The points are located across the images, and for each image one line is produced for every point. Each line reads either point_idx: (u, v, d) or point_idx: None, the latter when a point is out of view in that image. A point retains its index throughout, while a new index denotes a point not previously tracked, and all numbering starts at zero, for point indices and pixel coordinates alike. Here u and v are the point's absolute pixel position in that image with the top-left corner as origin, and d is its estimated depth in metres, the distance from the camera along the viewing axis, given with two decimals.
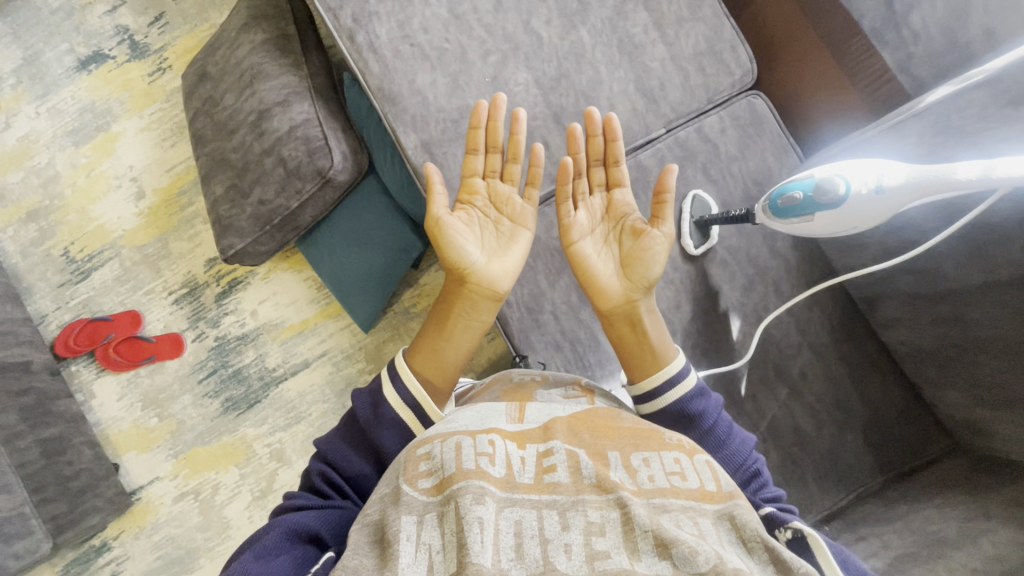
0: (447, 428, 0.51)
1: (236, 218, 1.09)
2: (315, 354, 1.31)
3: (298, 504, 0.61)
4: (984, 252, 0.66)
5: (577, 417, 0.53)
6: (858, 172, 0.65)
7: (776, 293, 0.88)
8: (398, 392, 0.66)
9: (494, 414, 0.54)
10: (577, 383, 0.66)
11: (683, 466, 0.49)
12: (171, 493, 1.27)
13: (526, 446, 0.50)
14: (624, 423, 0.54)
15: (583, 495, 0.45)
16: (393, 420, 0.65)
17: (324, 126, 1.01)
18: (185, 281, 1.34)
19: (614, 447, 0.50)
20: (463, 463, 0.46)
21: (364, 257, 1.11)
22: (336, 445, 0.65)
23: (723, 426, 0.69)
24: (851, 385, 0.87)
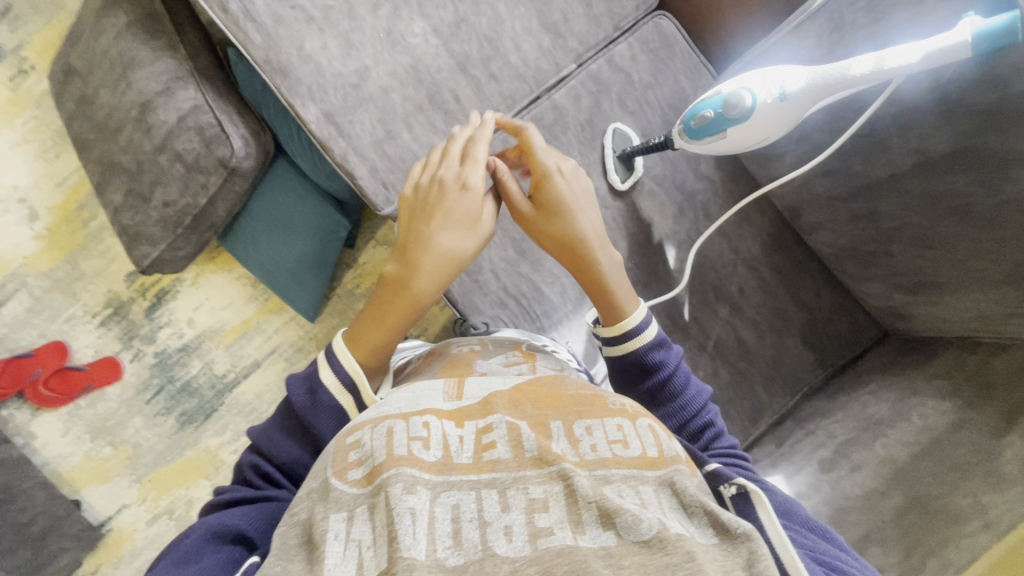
0: (379, 413, 0.49)
1: (143, 225, 1.00)
2: (264, 352, 1.27)
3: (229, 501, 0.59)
4: (877, 146, 0.69)
5: (518, 390, 0.51)
6: (761, 82, 0.66)
7: (706, 216, 0.90)
8: (336, 375, 0.64)
9: (430, 394, 0.53)
10: (517, 347, 0.68)
11: (626, 432, 0.47)
12: (144, 517, 1.23)
13: (464, 424, 0.48)
14: (566, 391, 0.52)
15: (524, 470, 0.43)
16: (330, 405, 0.64)
17: (216, 111, 0.92)
18: (107, 300, 1.25)
19: (556, 418, 0.48)
20: (395, 450, 0.43)
21: (290, 245, 1.05)
22: (269, 435, 0.64)
23: (681, 378, 0.71)
24: (786, 292, 0.90)
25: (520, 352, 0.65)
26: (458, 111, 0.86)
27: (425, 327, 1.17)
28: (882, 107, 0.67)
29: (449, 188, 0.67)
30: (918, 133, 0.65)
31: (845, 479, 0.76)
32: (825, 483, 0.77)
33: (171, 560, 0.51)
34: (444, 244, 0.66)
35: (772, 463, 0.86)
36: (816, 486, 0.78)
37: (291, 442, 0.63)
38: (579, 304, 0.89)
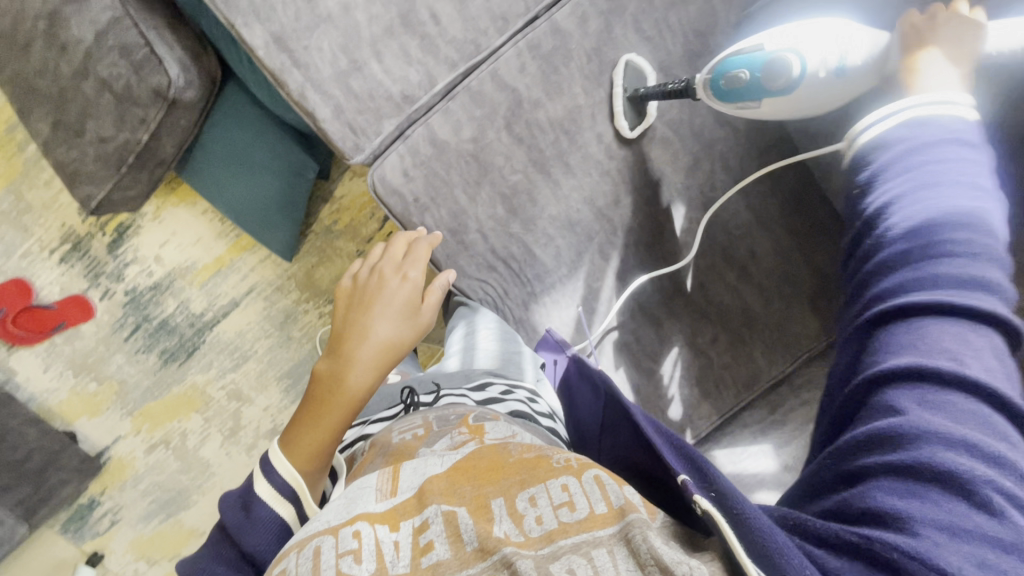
0: (307, 530, 0.40)
1: (80, 162, 0.88)
2: (242, 291, 1.21)
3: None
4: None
5: (455, 468, 0.43)
6: (813, 48, 0.62)
7: (724, 166, 0.82)
8: (269, 491, 0.53)
9: (363, 494, 0.43)
10: (463, 421, 0.52)
11: (572, 491, 0.39)
12: (140, 447, 1.24)
13: (399, 526, 0.39)
14: (508, 456, 0.44)
15: (462, 568, 0.35)
16: (269, 519, 0.52)
17: (143, 28, 0.75)
18: (63, 235, 1.17)
19: (497, 495, 0.40)
20: (321, 573, 0.35)
21: (254, 184, 0.93)
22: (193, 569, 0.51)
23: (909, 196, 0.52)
24: (800, 255, 0.83)
25: (465, 428, 0.50)
26: (437, 34, 0.71)
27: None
28: None
29: (388, 278, 0.67)
30: None
31: None
32: None
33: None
34: (384, 332, 0.63)
35: (761, 430, 0.84)
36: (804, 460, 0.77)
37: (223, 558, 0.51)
38: (575, 268, 0.81)
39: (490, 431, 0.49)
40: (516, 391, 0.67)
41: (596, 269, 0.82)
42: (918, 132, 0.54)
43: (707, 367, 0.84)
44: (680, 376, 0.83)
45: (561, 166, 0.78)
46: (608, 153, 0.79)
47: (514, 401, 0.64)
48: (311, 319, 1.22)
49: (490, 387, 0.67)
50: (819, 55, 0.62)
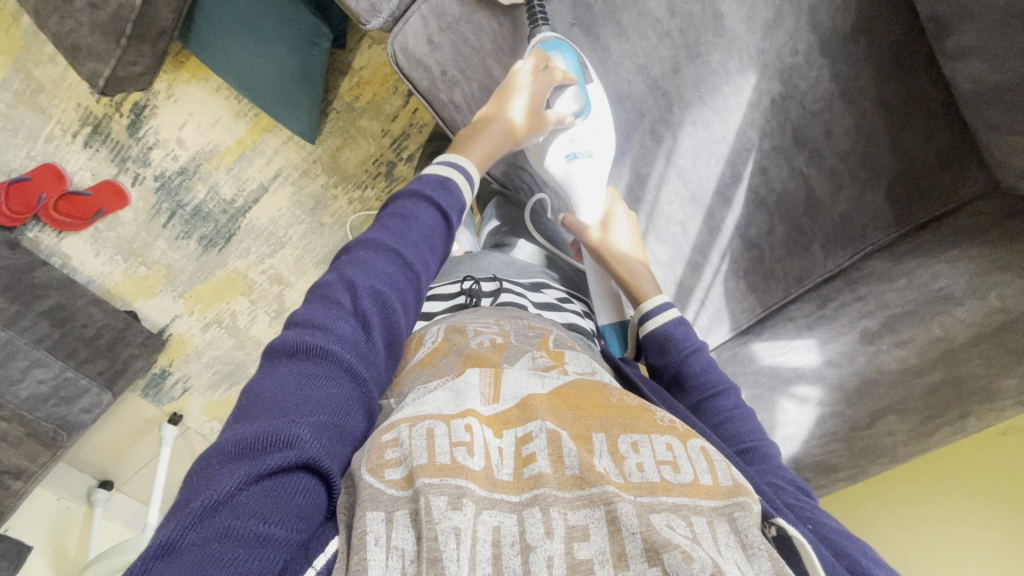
0: (417, 408, 0.40)
1: (78, 34, 0.80)
2: (269, 176, 1.18)
3: (304, 358, 0.41)
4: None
5: (557, 393, 0.42)
6: (589, 130, 0.66)
7: (810, 23, 0.68)
8: (462, 195, 0.55)
9: (464, 390, 0.42)
10: (542, 345, 0.50)
11: (677, 453, 0.38)
12: (197, 326, 1.33)
13: (503, 434, 0.39)
14: (611, 396, 0.43)
15: (560, 490, 0.35)
16: (427, 237, 0.50)
17: None
18: (81, 117, 1.13)
19: (599, 430, 0.39)
20: (437, 456, 0.35)
21: (266, 57, 0.85)
22: (399, 238, 0.49)
23: (701, 359, 0.60)
24: (883, 136, 0.69)
25: (546, 353, 0.48)
26: None
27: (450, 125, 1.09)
28: None
29: (551, 66, 0.62)
30: None
31: (886, 353, 0.72)
32: (862, 355, 0.73)
33: (221, 473, 0.34)
34: (521, 116, 0.61)
35: (807, 324, 0.79)
36: (851, 357, 0.73)
37: (430, 250, 0.51)
38: (623, 151, 0.79)
39: (572, 360, 0.48)
40: (570, 303, 0.69)
41: (646, 153, 0.78)
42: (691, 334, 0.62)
43: (757, 260, 0.79)
44: (726, 270, 0.80)
45: (610, 28, 0.73)
46: (670, 8, 0.71)
47: (572, 314, 0.66)
48: (340, 206, 1.19)
49: (547, 292, 0.68)
50: (576, 136, 0.66)
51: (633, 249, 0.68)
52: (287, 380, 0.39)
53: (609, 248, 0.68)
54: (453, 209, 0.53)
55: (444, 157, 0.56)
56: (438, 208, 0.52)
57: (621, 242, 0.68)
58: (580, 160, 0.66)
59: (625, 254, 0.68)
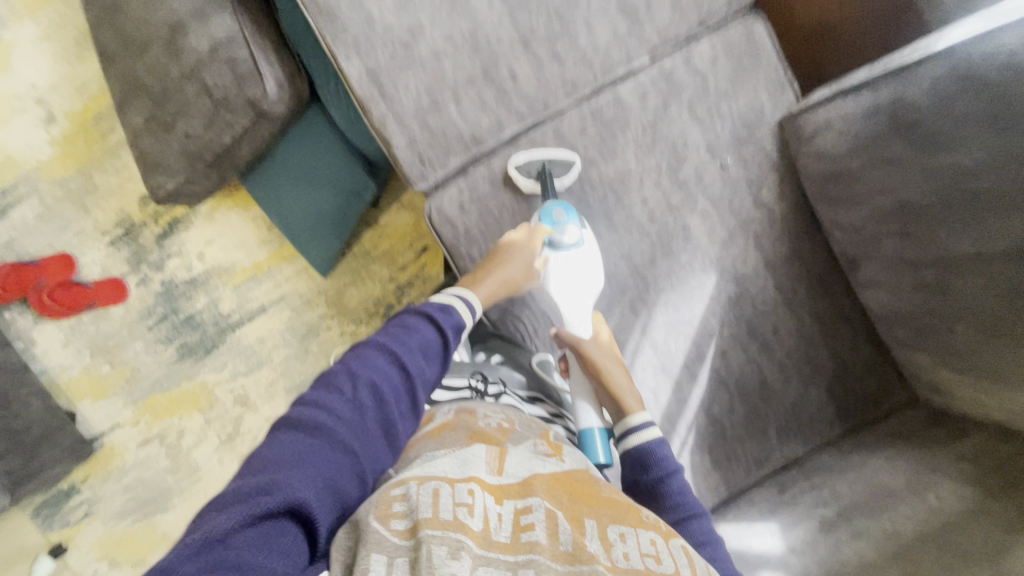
0: (426, 468, 0.47)
1: (162, 154, 0.95)
2: (272, 299, 1.23)
3: (303, 430, 0.47)
4: (951, 199, 0.60)
5: (557, 478, 0.49)
6: (578, 264, 0.76)
7: (756, 245, 0.83)
8: (461, 318, 0.60)
9: (472, 460, 0.49)
10: (543, 435, 0.58)
11: (659, 548, 0.46)
12: (135, 439, 1.26)
13: (503, 502, 0.46)
14: (601, 489, 0.50)
15: (552, 561, 0.41)
16: (423, 345, 0.56)
17: (253, 46, 0.83)
18: (118, 221, 1.20)
19: (590, 516, 0.46)
20: (440, 512, 0.42)
21: (313, 198, 1.00)
22: (399, 344, 0.54)
23: (677, 479, 0.63)
24: (821, 342, 0.85)
25: (547, 443, 0.56)
26: (512, 91, 0.78)
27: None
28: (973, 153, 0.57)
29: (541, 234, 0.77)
30: (1015, 217, 0.55)
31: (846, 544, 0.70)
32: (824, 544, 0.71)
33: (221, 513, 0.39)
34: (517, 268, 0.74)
35: (768, 508, 0.81)
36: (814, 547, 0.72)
37: (427, 359, 0.56)
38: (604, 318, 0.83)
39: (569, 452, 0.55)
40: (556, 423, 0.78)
41: (625, 323, 0.83)
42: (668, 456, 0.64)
43: (720, 436, 0.85)
44: (692, 443, 0.84)
45: (604, 222, 0.81)
46: (651, 215, 0.81)
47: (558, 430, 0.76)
48: (331, 336, 1.24)
49: (539, 406, 0.77)
50: (567, 266, 0.76)
51: (619, 363, 0.74)
52: (285, 446, 0.45)
53: (597, 362, 0.73)
54: (451, 329, 0.58)
55: (453, 289, 0.64)
56: (438, 327, 0.58)
57: (610, 356, 0.74)
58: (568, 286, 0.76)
59: (614, 366, 0.73)
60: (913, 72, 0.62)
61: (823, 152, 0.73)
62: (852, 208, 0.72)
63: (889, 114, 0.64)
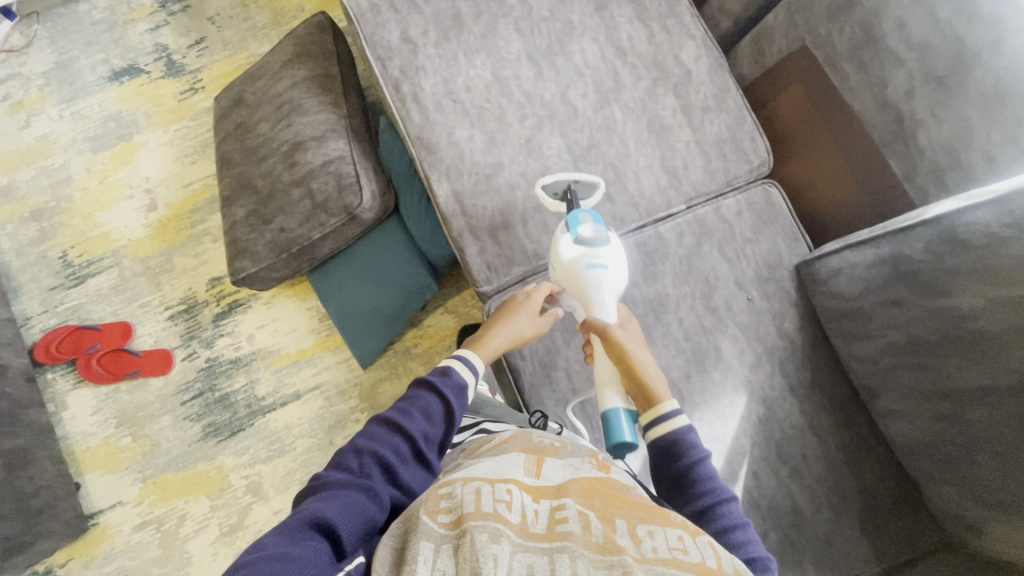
0: (471, 472, 0.56)
1: (254, 242, 1.07)
2: (308, 386, 1.27)
3: (327, 484, 0.60)
4: (957, 339, 0.69)
5: (588, 484, 0.55)
6: (607, 252, 0.80)
7: (781, 372, 0.91)
8: (459, 378, 0.75)
9: (513, 466, 0.58)
10: (593, 456, 0.66)
11: (687, 542, 0.49)
12: (132, 521, 1.20)
13: (539, 501, 0.52)
14: (632, 497, 0.55)
15: (585, 549, 0.46)
16: (423, 408, 0.70)
17: (358, 165, 1.01)
18: (184, 297, 1.29)
19: (621, 517, 0.51)
20: (482, 506, 0.49)
21: (376, 294, 1.11)
22: (402, 412, 0.70)
23: (706, 468, 0.72)
24: (848, 471, 0.88)
25: (596, 461, 0.63)
26: None
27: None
28: (972, 297, 0.67)
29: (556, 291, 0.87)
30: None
31: None
32: None
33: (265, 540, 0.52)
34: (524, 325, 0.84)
35: None
36: None
37: (427, 420, 0.70)
38: None
39: (614, 469, 0.64)
40: None
41: None
42: (697, 447, 0.73)
43: None
44: None
45: (645, 336, 0.90)
46: (686, 334, 0.91)
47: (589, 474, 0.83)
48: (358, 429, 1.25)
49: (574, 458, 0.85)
50: (597, 256, 0.79)
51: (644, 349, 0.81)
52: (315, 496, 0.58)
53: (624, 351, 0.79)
54: (449, 390, 0.73)
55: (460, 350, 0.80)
56: (437, 393, 0.73)
57: (636, 343, 0.81)
58: (600, 271, 0.79)
59: (640, 352, 0.80)
60: (910, 234, 0.75)
61: (836, 292, 0.85)
62: (865, 342, 0.81)
63: (891, 265, 0.77)
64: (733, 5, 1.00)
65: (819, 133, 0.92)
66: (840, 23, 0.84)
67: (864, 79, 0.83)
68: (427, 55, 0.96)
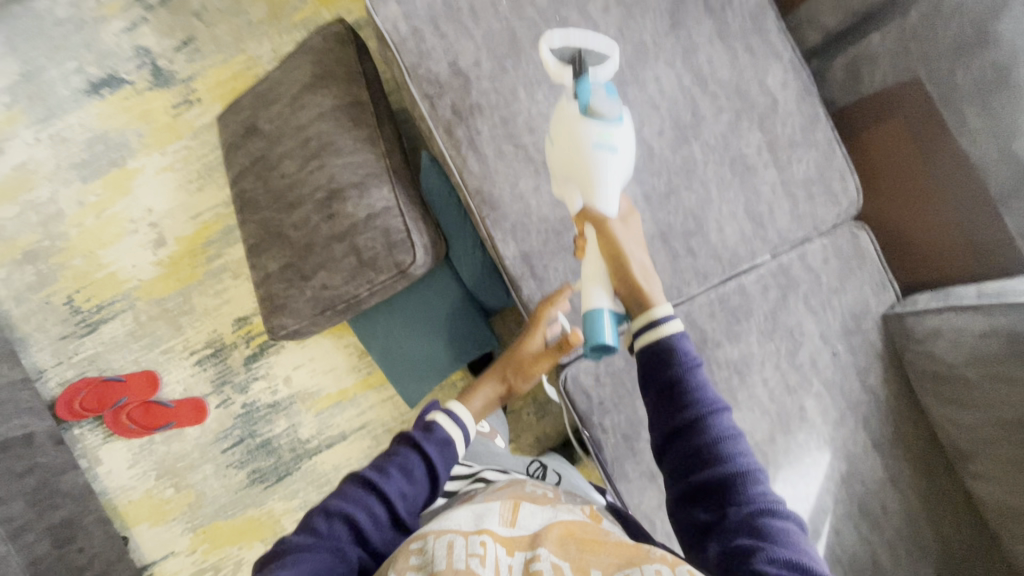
0: (444, 524, 0.57)
1: (293, 299, 0.97)
2: (353, 426, 1.23)
3: (295, 548, 0.58)
4: None
5: (565, 529, 0.58)
6: (618, 131, 0.72)
7: (865, 427, 0.89)
8: (446, 433, 0.70)
9: (488, 514, 0.60)
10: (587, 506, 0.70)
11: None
12: (187, 570, 1.19)
13: (513, 554, 0.54)
14: (609, 541, 0.57)
15: None
16: (403, 467, 0.65)
17: (407, 217, 0.92)
18: (209, 340, 1.21)
19: (597, 566, 0.53)
20: (454, 562, 0.50)
21: (431, 344, 1.03)
22: (383, 467, 0.66)
23: (700, 374, 0.65)
24: (925, 521, 0.88)
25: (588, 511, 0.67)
26: None
27: (545, 409, 1.26)
28: None
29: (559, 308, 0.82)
30: None
31: None
32: None
33: None
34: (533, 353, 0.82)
35: None
36: None
37: (409, 481, 0.65)
38: None
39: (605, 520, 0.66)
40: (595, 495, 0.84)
41: None
42: (689, 357, 0.66)
43: None
44: None
45: (729, 400, 0.86)
46: (770, 395, 0.87)
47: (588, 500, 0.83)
48: None
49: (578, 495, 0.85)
50: (608, 133, 0.71)
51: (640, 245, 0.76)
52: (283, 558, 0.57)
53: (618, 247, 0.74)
54: (432, 448, 0.68)
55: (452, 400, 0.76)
56: (421, 451, 0.68)
57: (630, 238, 0.76)
58: (605, 151, 0.71)
59: (637, 253, 0.75)
60: None
61: (936, 354, 0.82)
62: (966, 410, 0.80)
63: (1008, 339, 0.73)
64: (827, 17, 0.89)
65: (920, 176, 0.83)
66: (966, 60, 0.74)
67: (987, 126, 0.74)
68: (482, 91, 0.83)
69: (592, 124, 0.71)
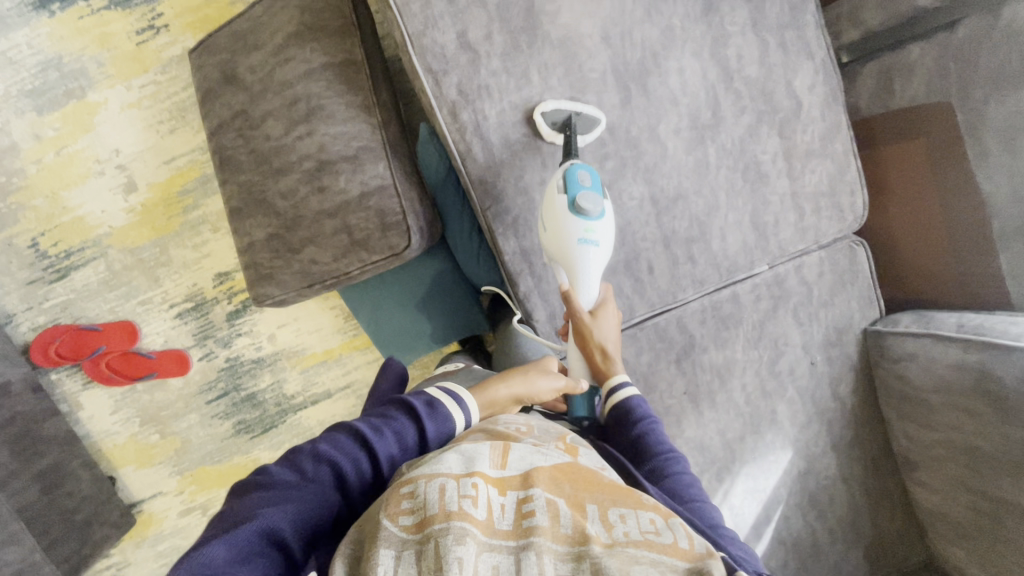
0: (433, 467, 0.50)
1: (279, 271, 0.93)
2: (338, 385, 1.24)
3: (278, 484, 0.56)
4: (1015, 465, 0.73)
5: (559, 468, 0.53)
6: (602, 229, 0.72)
7: (828, 430, 0.94)
8: (445, 412, 0.67)
9: (478, 455, 0.53)
10: (561, 438, 0.63)
11: (659, 525, 0.48)
12: (176, 508, 1.24)
13: (507, 493, 0.49)
14: (604, 478, 0.53)
15: (554, 543, 0.45)
16: (398, 431, 0.63)
17: (403, 197, 0.87)
18: (190, 294, 1.17)
19: (592, 502, 0.50)
20: (447, 505, 0.46)
21: (420, 322, 1.02)
22: (376, 426, 0.63)
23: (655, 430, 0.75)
24: (865, 512, 0.96)
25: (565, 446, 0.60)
26: (648, 282, 0.85)
27: None
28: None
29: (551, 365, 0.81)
30: None
31: None
32: None
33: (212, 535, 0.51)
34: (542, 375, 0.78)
35: None
36: None
37: (399, 444, 0.63)
38: None
39: (584, 455, 0.60)
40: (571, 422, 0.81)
41: (711, 488, 0.92)
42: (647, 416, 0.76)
43: None
44: None
45: (707, 401, 0.90)
46: (747, 399, 0.91)
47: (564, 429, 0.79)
48: None
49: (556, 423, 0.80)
50: (597, 230, 0.72)
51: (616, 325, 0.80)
52: (267, 493, 0.55)
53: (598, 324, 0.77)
54: (428, 420, 0.65)
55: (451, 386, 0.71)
56: (415, 421, 0.65)
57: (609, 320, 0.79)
58: (590, 247, 0.72)
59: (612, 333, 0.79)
60: (1006, 355, 0.73)
61: (907, 377, 0.86)
62: (925, 430, 0.86)
63: (976, 376, 0.76)
64: (869, 15, 0.84)
65: (928, 202, 0.82)
66: (1003, 92, 0.70)
67: (1007, 163, 0.72)
68: (491, 72, 0.76)
69: (576, 220, 0.71)
